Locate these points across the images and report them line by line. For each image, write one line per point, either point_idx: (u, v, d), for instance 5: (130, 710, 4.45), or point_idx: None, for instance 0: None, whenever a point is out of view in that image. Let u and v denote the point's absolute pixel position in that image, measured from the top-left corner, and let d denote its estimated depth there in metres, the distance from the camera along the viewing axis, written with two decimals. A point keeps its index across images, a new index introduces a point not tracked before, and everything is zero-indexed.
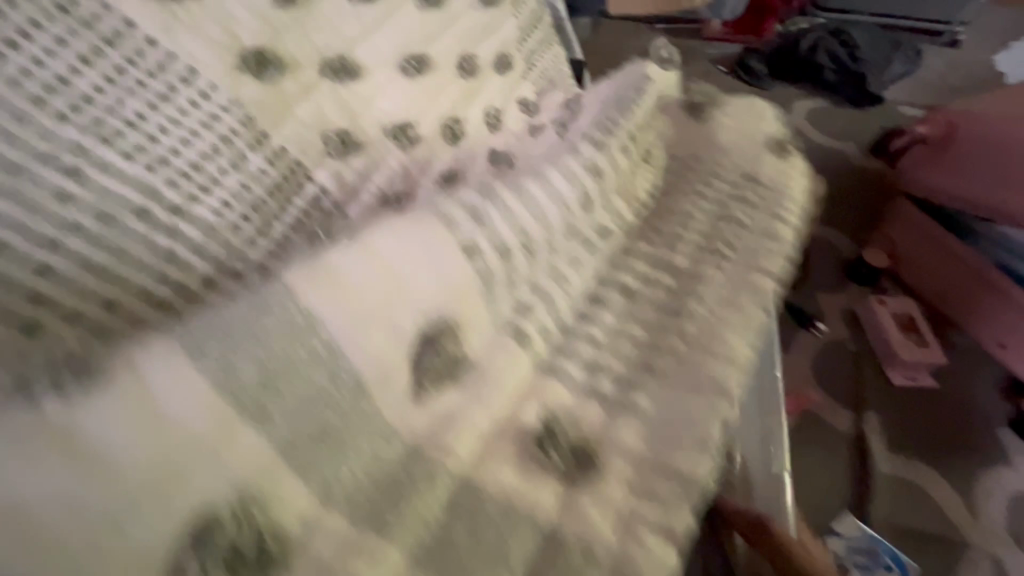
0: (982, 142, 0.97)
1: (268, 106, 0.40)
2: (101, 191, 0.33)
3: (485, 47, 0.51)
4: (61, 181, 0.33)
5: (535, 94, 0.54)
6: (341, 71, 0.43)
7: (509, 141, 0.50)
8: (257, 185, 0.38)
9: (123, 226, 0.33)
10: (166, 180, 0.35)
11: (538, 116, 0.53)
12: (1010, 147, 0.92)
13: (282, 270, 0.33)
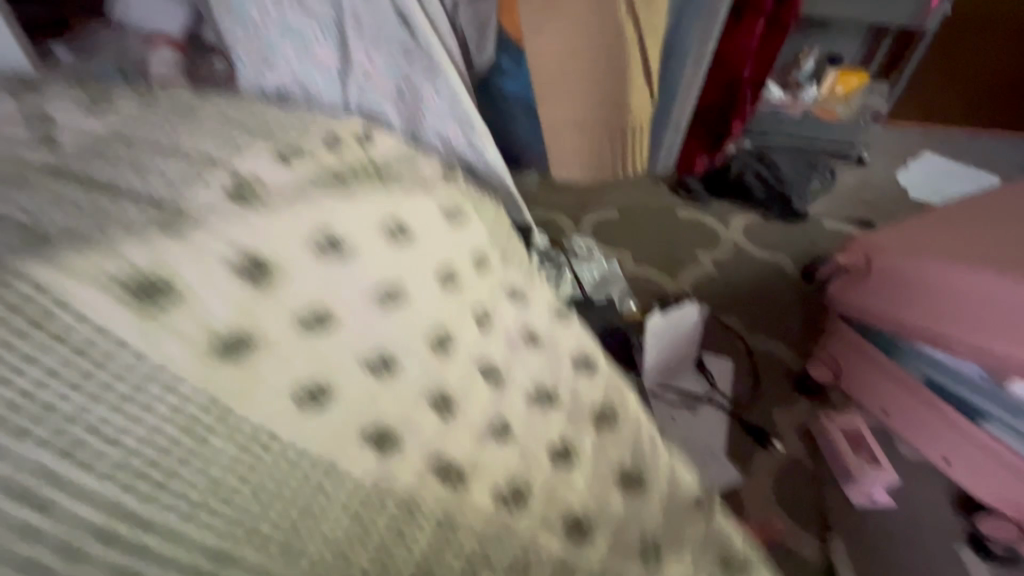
0: (900, 281, 1.08)
1: (270, 300, 0.47)
2: (149, 427, 0.39)
3: (439, 204, 0.62)
4: (109, 426, 0.38)
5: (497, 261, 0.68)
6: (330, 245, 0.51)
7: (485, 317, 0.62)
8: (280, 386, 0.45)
9: (164, 459, 0.39)
10: (197, 411, 0.41)
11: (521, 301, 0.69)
12: (933, 291, 1.00)
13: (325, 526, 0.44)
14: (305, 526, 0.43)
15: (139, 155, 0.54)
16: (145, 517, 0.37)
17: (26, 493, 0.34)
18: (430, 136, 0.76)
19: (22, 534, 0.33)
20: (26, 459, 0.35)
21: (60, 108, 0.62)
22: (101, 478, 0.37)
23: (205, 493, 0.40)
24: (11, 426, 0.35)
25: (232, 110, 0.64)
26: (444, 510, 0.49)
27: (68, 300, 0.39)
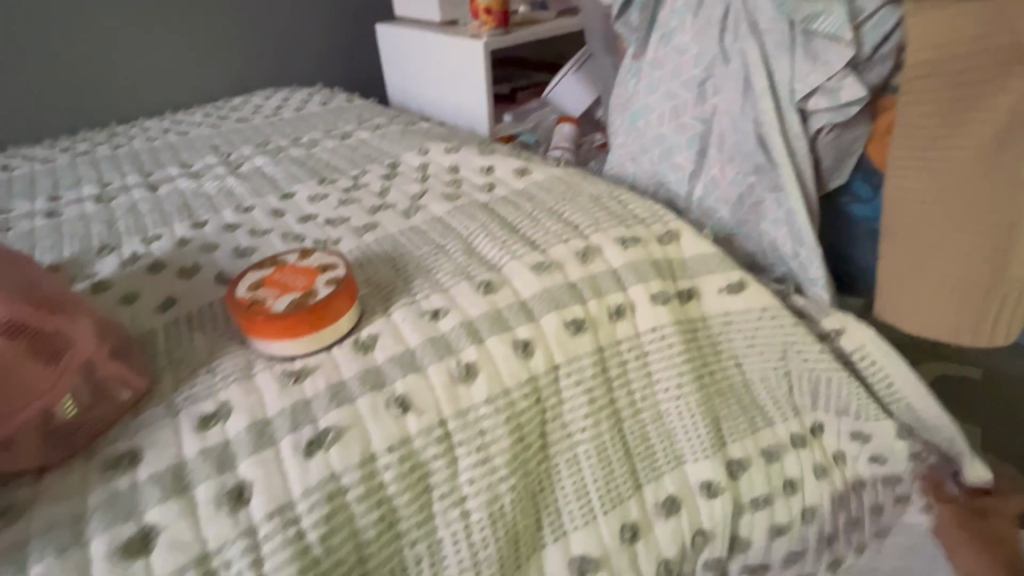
0: None
1: (540, 344, 0.61)
2: (457, 407, 0.54)
3: (642, 295, 0.70)
4: (440, 392, 0.54)
5: (740, 345, 0.75)
6: (576, 322, 0.65)
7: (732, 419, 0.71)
8: (515, 403, 0.57)
9: (448, 431, 0.53)
10: (488, 400, 0.56)
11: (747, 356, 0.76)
12: None
13: (519, 536, 0.54)
14: (503, 539, 0.52)
15: (536, 213, 0.80)
16: (434, 469, 0.51)
17: (397, 410, 0.52)
18: (763, 237, 0.85)
19: (388, 431, 0.51)
20: (394, 392, 0.53)
21: (503, 166, 0.95)
22: (419, 420, 0.52)
23: (449, 479, 0.51)
24: (398, 370, 0.56)
25: (600, 190, 0.85)
26: (605, 548, 0.58)
27: (456, 312, 0.62)
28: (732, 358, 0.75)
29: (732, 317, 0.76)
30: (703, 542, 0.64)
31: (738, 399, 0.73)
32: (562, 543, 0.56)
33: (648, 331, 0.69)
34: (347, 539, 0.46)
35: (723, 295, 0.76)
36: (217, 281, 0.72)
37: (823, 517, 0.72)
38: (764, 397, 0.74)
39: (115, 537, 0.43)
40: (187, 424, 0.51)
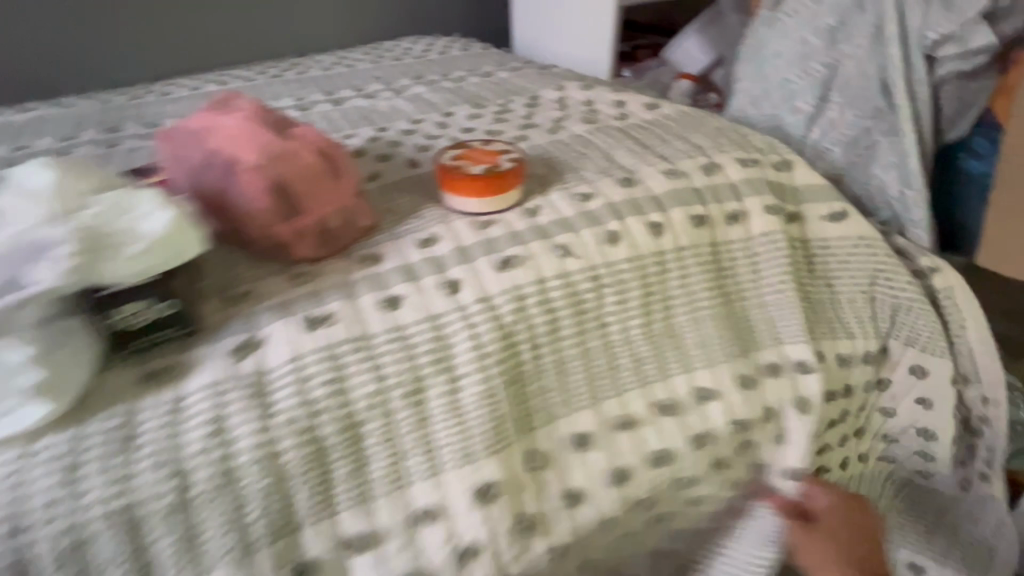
0: None
1: (669, 227, 0.76)
2: (603, 257, 0.70)
3: (758, 206, 0.82)
4: (591, 247, 0.71)
5: (837, 263, 0.85)
6: (699, 217, 0.78)
7: (824, 321, 0.81)
8: (646, 264, 0.72)
9: (596, 271, 0.69)
10: (626, 257, 0.71)
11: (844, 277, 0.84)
12: None
13: (640, 361, 0.69)
14: (627, 357, 0.68)
15: (667, 135, 0.92)
16: (585, 295, 0.67)
17: (561, 252, 0.69)
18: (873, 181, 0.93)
19: (554, 263, 0.68)
20: (557, 242, 0.71)
21: (634, 102, 1.08)
22: (576, 260, 0.69)
23: (594, 304, 0.67)
24: (559, 229, 0.73)
25: (725, 124, 0.96)
26: (705, 388, 0.72)
27: (602, 196, 0.78)
28: (829, 274, 0.85)
29: (830, 238, 0.85)
30: (782, 414, 0.76)
31: (829, 307, 0.83)
32: (671, 377, 0.71)
33: (759, 236, 0.81)
34: (526, 327, 0.63)
35: (824, 220, 0.86)
36: (407, 165, 0.92)
37: (878, 411, 0.85)
38: (852, 310, 0.83)
39: (377, 297, 0.63)
40: (411, 244, 0.71)
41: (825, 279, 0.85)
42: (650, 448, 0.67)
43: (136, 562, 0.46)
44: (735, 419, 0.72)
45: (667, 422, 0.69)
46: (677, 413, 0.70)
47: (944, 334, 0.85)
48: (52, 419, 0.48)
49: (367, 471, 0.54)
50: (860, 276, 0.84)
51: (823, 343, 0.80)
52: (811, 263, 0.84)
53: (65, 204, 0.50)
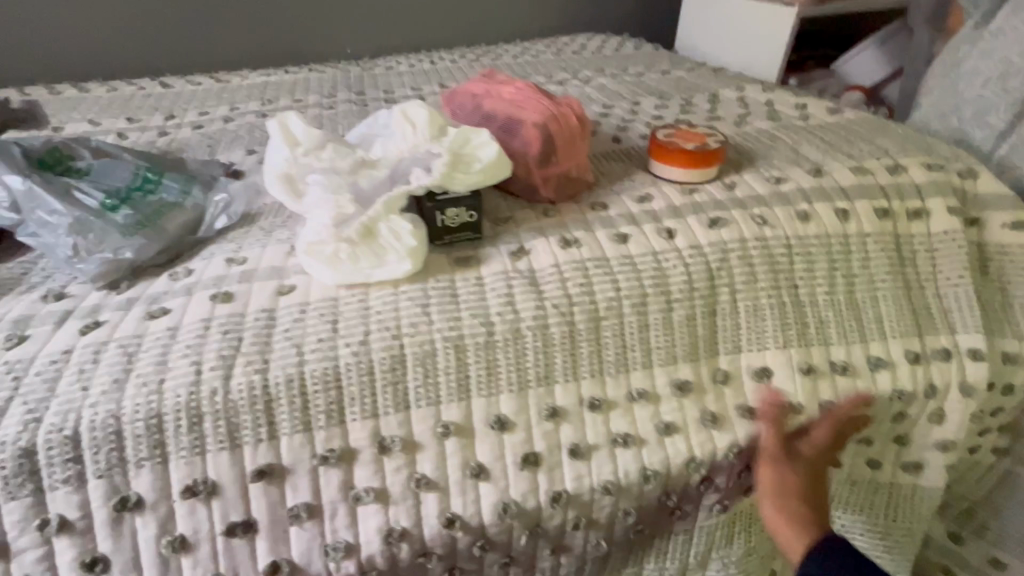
0: None
1: (853, 214, 0.87)
2: (795, 229, 0.84)
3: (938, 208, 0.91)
4: (785, 219, 0.85)
5: (1005, 273, 0.92)
6: (882, 210, 0.89)
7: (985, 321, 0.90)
8: (830, 240, 0.86)
9: (789, 239, 0.83)
10: (814, 232, 0.85)
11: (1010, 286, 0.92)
12: None
13: (812, 319, 0.84)
14: (802, 313, 0.83)
15: (851, 137, 1.02)
16: (776, 256, 0.82)
17: (759, 219, 0.84)
18: None
19: (753, 227, 0.83)
20: (756, 210, 0.85)
21: (815, 106, 1.18)
22: (773, 227, 0.83)
23: (782, 264, 0.82)
24: (758, 202, 0.87)
25: (909, 132, 1.04)
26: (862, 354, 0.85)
27: (794, 180, 0.91)
28: (996, 281, 0.92)
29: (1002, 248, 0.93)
30: (944, 391, 0.87)
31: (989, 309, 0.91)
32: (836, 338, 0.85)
33: (941, 233, 0.91)
34: (728, 275, 0.79)
35: (998, 231, 0.93)
36: (611, 139, 1.10)
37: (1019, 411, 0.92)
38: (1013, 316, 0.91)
39: (609, 233, 0.81)
40: (630, 199, 0.88)
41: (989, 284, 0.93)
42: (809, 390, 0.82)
43: (458, 377, 0.68)
44: (901, 389, 0.85)
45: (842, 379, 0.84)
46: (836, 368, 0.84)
47: None
48: (409, 274, 0.71)
49: (604, 355, 0.73)
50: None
51: (990, 337, 0.89)
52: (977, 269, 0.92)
53: (435, 134, 0.73)
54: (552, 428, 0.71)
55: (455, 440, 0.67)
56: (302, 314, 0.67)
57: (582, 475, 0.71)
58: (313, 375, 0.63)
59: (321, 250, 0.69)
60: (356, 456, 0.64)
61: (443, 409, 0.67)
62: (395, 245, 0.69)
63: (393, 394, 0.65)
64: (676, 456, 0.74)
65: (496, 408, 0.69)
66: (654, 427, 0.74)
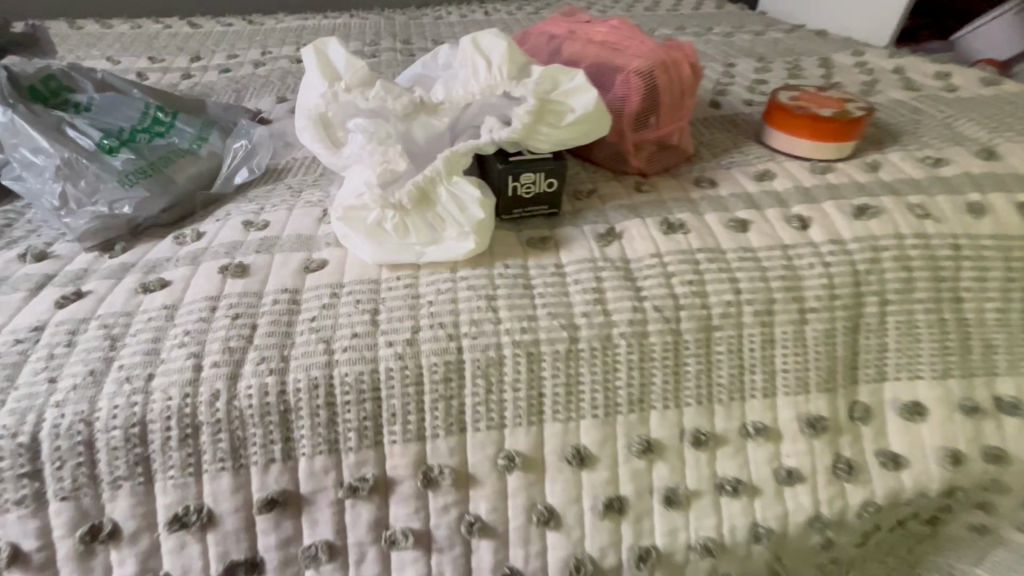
0: None
1: None
2: (965, 226, 0.65)
3: None
4: (951, 212, 0.65)
5: None
6: None
7: None
8: (1009, 243, 0.65)
9: (955, 238, 0.64)
10: (988, 232, 0.65)
11: None
12: None
13: (981, 344, 0.64)
14: (969, 336, 0.63)
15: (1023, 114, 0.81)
16: (938, 259, 0.63)
17: (920, 213, 0.64)
18: None
19: (911, 221, 0.64)
20: (912, 200, 0.66)
21: (963, 75, 0.95)
22: (934, 221, 0.64)
23: (946, 271, 0.63)
24: (914, 190, 0.67)
25: None
26: None
27: (957, 164, 0.71)
28: None
29: None
30: None
31: None
32: (1012, 373, 0.64)
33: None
34: (878, 281, 0.61)
35: None
36: (708, 104, 0.91)
37: None
38: None
39: (722, 218, 0.63)
40: (744, 175, 0.70)
41: None
42: (974, 439, 0.62)
43: (530, 396, 0.52)
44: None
45: (1013, 421, 0.63)
46: (1012, 411, 0.63)
47: None
48: (470, 255, 0.55)
49: (714, 378, 0.56)
50: None
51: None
52: None
53: (514, 71, 0.56)
54: (644, 466, 0.54)
55: (520, 476, 0.52)
56: (334, 300, 0.53)
57: (675, 529, 0.55)
58: (344, 382, 0.48)
59: (362, 219, 0.54)
60: (393, 488, 0.50)
61: (507, 435, 0.51)
62: (456, 217, 0.53)
63: (445, 413, 0.50)
64: (797, 512, 0.57)
65: (574, 437, 0.53)
66: (771, 473, 0.57)
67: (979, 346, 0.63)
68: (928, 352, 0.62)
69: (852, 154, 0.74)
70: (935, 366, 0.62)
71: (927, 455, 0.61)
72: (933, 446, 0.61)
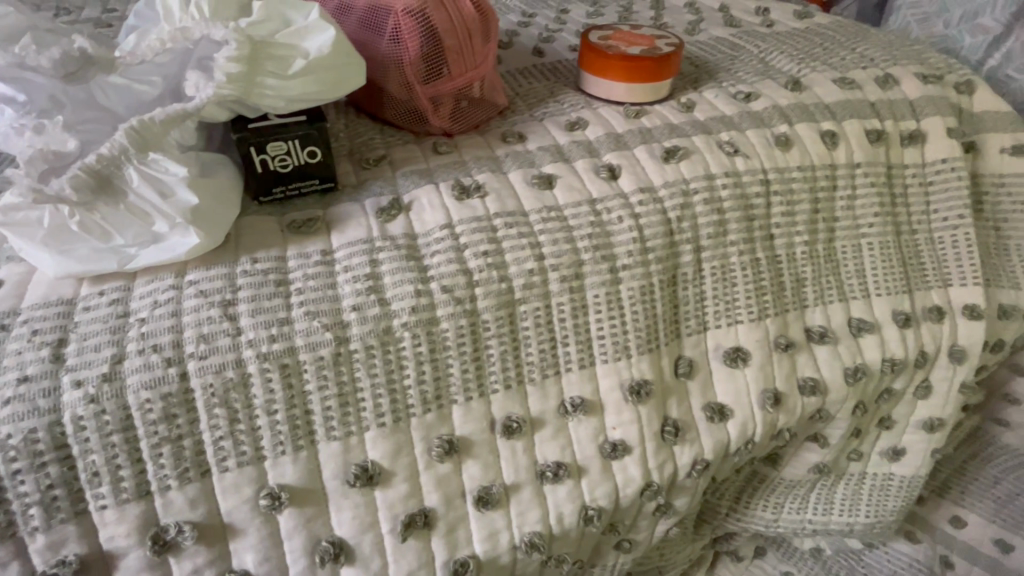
0: None
1: (843, 142, 0.67)
2: (773, 162, 0.63)
3: (938, 128, 0.73)
4: (759, 148, 0.63)
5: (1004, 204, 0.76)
6: (873, 134, 0.69)
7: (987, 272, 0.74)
8: (814, 174, 0.64)
9: (762, 174, 0.62)
10: (794, 164, 0.64)
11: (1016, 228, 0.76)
12: None
13: (796, 279, 0.63)
14: (783, 274, 0.62)
15: (829, 43, 0.81)
16: (748, 198, 0.60)
17: (730, 152, 0.61)
18: None
19: (721, 161, 0.60)
20: (721, 139, 0.63)
21: (779, 9, 0.95)
22: (742, 159, 0.61)
23: (756, 209, 0.61)
24: (726, 128, 0.64)
25: (893, 38, 0.85)
26: (857, 320, 0.66)
27: (766, 98, 0.69)
28: (998, 220, 0.76)
29: (1007, 180, 0.76)
30: (944, 357, 0.71)
31: (996, 253, 0.75)
32: (826, 305, 0.64)
33: (937, 162, 0.72)
34: (692, 228, 0.57)
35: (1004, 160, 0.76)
36: (531, 52, 0.83)
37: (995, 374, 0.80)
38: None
39: (526, 175, 0.56)
40: (556, 126, 0.63)
41: (1007, 226, 0.76)
42: (795, 375, 0.62)
43: (292, 418, 0.42)
44: (891, 358, 0.67)
45: (823, 351, 0.64)
46: (827, 342, 0.64)
47: None
48: (202, 253, 0.43)
49: (522, 356, 0.50)
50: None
51: (989, 288, 0.74)
52: (978, 210, 0.76)
53: (224, 7, 0.44)
54: (450, 470, 0.47)
55: (293, 514, 0.42)
56: (2, 335, 0.39)
57: (496, 532, 0.49)
58: (7, 447, 0.36)
59: (36, 221, 0.40)
60: (115, 564, 0.39)
61: (269, 469, 0.42)
62: (162, 206, 0.41)
63: (175, 458, 0.39)
64: (628, 484, 0.54)
65: (357, 454, 0.44)
66: (596, 449, 0.53)
67: (794, 281, 0.63)
68: (748, 295, 0.60)
69: (668, 95, 0.69)
70: (754, 307, 0.60)
71: (751, 401, 0.59)
72: (758, 390, 0.59)
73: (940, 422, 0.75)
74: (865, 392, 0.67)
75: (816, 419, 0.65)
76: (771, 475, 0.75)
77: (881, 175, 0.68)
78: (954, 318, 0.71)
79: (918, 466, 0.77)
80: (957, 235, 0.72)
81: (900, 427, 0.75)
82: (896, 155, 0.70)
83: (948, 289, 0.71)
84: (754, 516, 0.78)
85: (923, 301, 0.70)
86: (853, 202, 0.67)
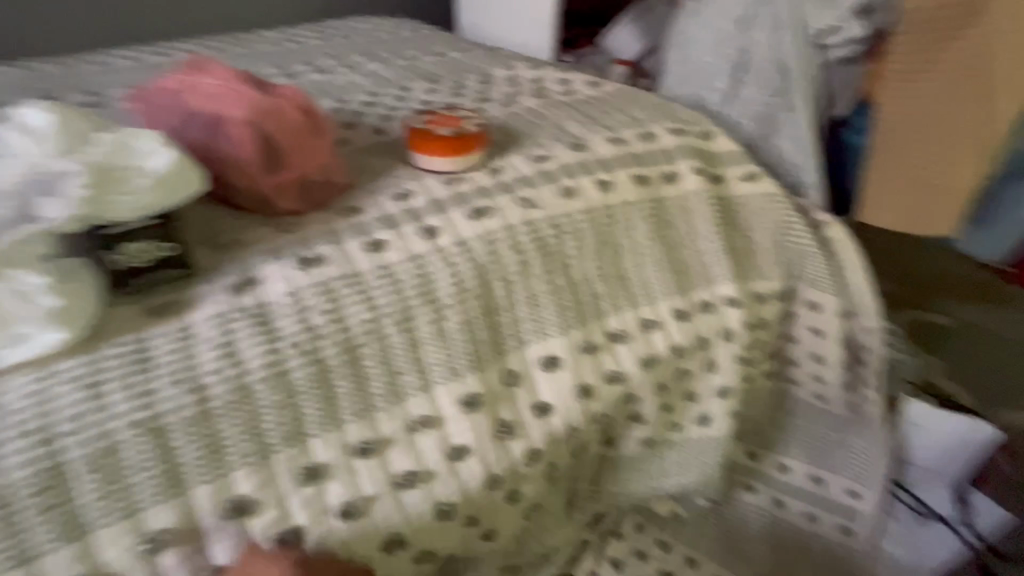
0: None
1: (615, 187, 0.88)
2: (561, 209, 0.81)
3: (687, 168, 0.97)
4: (549, 199, 0.82)
5: (746, 219, 1.02)
6: (638, 179, 0.91)
7: (741, 270, 0.98)
8: (595, 214, 0.84)
9: (552, 219, 0.80)
10: (578, 209, 0.83)
11: (758, 235, 1.02)
12: None
13: (592, 296, 0.81)
14: (580, 294, 0.80)
15: (609, 109, 1.04)
16: (543, 239, 0.78)
17: (526, 206, 0.79)
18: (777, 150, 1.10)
19: (519, 214, 0.78)
20: (519, 196, 0.80)
21: (579, 80, 1.19)
22: (535, 210, 0.79)
23: (551, 247, 0.79)
24: (524, 186, 0.82)
25: (658, 100, 1.10)
26: (645, 320, 0.85)
27: (556, 159, 0.88)
28: (744, 230, 1.02)
29: (744, 199, 1.02)
30: (718, 338, 0.93)
31: (745, 254, 1.00)
32: (619, 312, 0.83)
33: (691, 193, 0.96)
34: (500, 268, 0.73)
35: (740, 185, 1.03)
36: (374, 132, 0.97)
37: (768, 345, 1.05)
38: (767, 257, 1.01)
39: (361, 242, 0.69)
40: (389, 197, 0.77)
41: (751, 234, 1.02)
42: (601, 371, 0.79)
43: (164, 470, 0.51)
44: (676, 345, 0.87)
45: (621, 348, 0.82)
46: (623, 340, 0.82)
47: (830, 275, 1.05)
48: (68, 345, 0.51)
49: (369, 389, 0.62)
50: (766, 238, 1.02)
51: (742, 282, 0.98)
52: (729, 223, 1.01)
53: (69, 142, 0.54)
54: (315, 493, 0.57)
55: (174, 553, 0.50)
56: None
57: (363, 538, 0.59)
58: None
59: None
60: None
61: (146, 518, 0.49)
62: (23, 310, 0.49)
63: (57, 522, 0.46)
64: (473, 479, 0.67)
65: (228, 492, 0.53)
66: (442, 455, 0.65)
67: (590, 298, 0.81)
68: (553, 314, 0.76)
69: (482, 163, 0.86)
70: (560, 322, 0.77)
71: (568, 395, 0.75)
72: (572, 386, 0.76)
73: (729, 390, 0.96)
74: (661, 375, 0.86)
75: (626, 402, 0.83)
76: (615, 456, 0.92)
77: (648, 208, 0.90)
78: (721, 308, 0.94)
79: (723, 427, 0.97)
80: (713, 245, 0.95)
81: (703, 398, 0.96)
82: (659, 191, 0.93)
83: (713, 286, 0.94)
84: (609, 493, 0.95)
85: (695, 298, 0.91)
86: (629, 231, 0.87)
